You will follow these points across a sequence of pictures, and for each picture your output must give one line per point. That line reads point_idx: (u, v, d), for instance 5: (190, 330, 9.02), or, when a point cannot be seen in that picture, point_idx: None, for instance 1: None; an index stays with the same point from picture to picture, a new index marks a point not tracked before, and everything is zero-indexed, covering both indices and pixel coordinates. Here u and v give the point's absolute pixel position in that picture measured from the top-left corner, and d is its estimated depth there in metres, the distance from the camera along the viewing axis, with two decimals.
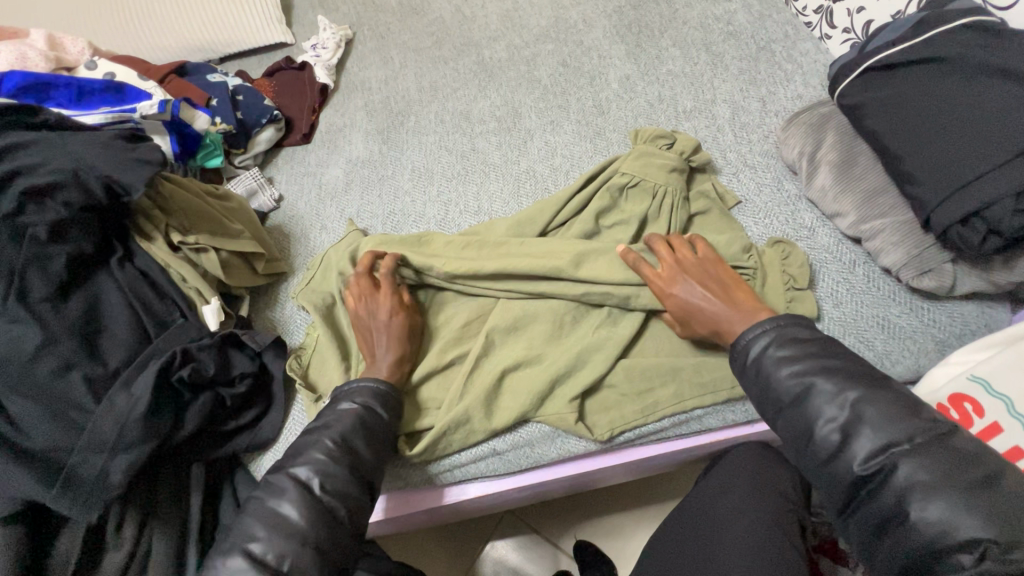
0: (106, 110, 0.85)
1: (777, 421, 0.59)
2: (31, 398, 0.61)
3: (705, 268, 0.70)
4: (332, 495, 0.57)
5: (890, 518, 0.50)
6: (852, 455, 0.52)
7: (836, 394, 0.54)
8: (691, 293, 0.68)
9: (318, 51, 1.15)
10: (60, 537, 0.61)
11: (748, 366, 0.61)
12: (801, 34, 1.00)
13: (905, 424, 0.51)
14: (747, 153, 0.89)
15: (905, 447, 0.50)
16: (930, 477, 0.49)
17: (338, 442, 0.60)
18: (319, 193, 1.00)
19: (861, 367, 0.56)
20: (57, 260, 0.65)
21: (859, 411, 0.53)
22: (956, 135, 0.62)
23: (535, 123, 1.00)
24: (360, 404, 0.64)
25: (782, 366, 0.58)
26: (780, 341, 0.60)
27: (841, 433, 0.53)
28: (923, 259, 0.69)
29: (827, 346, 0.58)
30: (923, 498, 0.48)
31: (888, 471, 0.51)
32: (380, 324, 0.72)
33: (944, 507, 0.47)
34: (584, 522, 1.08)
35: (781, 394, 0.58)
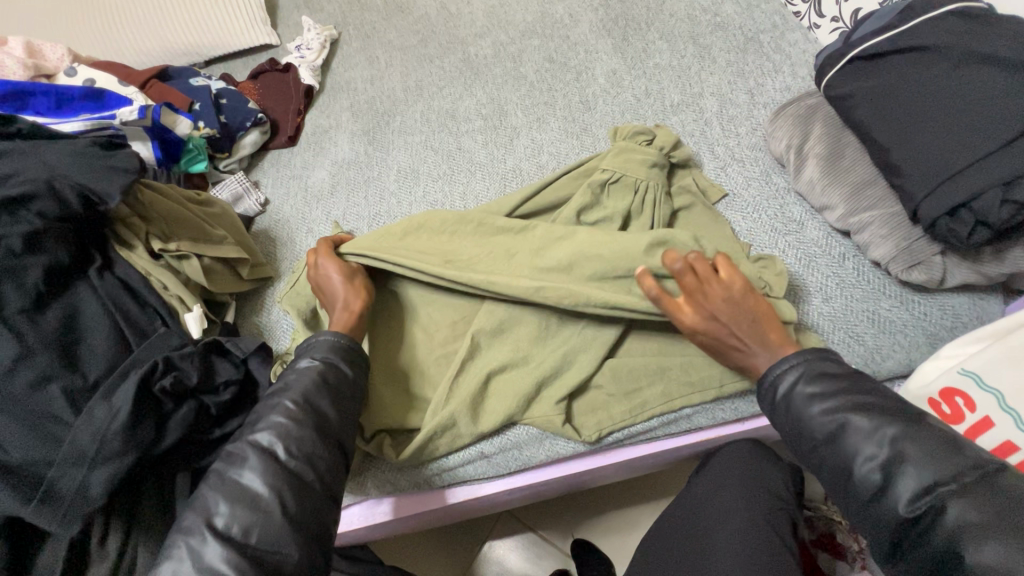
0: (85, 118, 0.83)
1: (813, 460, 0.59)
2: (9, 412, 0.60)
3: (734, 302, 0.63)
4: (304, 466, 0.57)
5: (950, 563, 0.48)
6: (895, 496, 0.52)
7: (875, 433, 0.54)
8: (720, 333, 0.64)
9: (302, 51, 1.14)
10: (44, 550, 0.60)
11: (778, 403, 0.61)
12: (789, 23, 0.98)
13: (949, 459, 0.50)
14: (734, 146, 0.88)
15: (952, 485, 0.49)
16: (983, 518, 0.47)
17: (300, 403, 0.60)
18: (305, 195, 0.99)
19: (897, 404, 0.55)
20: (33, 271, 0.65)
21: (899, 448, 0.52)
22: (943, 125, 0.61)
23: (522, 121, 0.99)
24: (321, 360, 0.64)
25: (814, 403, 0.58)
26: (810, 377, 0.59)
27: (883, 472, 0.53)
28: (912, 252, 0.67)
29: (858, 381, 0.58)
30: (976, 540, 0.46)
31: (937, 511, 0.49)
32: (319, 271, 0.74)
33: (1000, 550, 0.45)
34: (581, 522, 1.07)
35: (816, 433, 0.57)
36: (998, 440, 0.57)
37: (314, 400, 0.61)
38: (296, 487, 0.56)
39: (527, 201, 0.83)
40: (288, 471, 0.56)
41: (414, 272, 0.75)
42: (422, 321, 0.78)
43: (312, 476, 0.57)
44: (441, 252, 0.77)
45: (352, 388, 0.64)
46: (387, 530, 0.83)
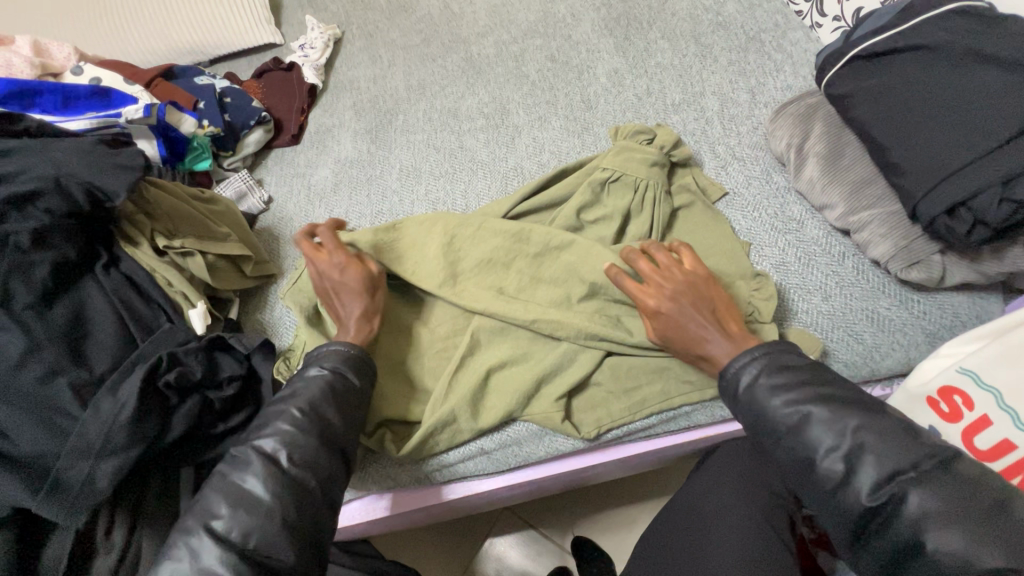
0: (91, 118, 0.84)
1: (774, 450, 0.59)
2: (17, 405, 0.61)
3: (697, 288, 0.67)
4: (305, 473, 0.58)
5: (911, 549, 0.50)
6: (857, 485, 0.53)
7: (837, 424, 0.55)
8: (684, 312, 0.65)
9: (306, 50, 1.15)
10: (50, 541, 0.61)
11: (741, 396, 0.61)
12: (791, 23, 0.99)
13: (906, 449, 0.53)
14: (735, 145, 0.88)
15: (910, 474, 0.52)
16: (942, 506, 0.49)
17: (306, 411, 0.61)
18: (308, 194, 1.00)
19: (853, 396, 0.57)
20: (41, 268, 0.65)
21: (860, 438, 0.54)
22: (942, 124, 0.61)
23: (523, 119, 0.99)
24: (331, 369, 0.65)
25: (776, 395, 0.58)
26: (771, 369, 0.60)
27: (846, 462, 0.54)
28: (911, 251, 0.68)
29: (817, 373, 0.59)
30: (937, 528, 0.49)
31: (897, 500, 0.51)
32: (335, 276, 0.71)
33: (959, 537, 0.48)
34: (581, 519, 1.08)
35: (779, 425, 0.58)
36: (996, 438, 0.58)
37: (320, 408, 0.61)
38: (296, 483, 0.56)
39: (524, 201, 0.83)
40: (290, 478, 0.57)
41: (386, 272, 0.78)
42: (424, 319, 0.79)
43: (314, 485, 0.58)
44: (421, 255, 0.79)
45: (359, 398, 0.65)
46: (389, 525, 0.84)
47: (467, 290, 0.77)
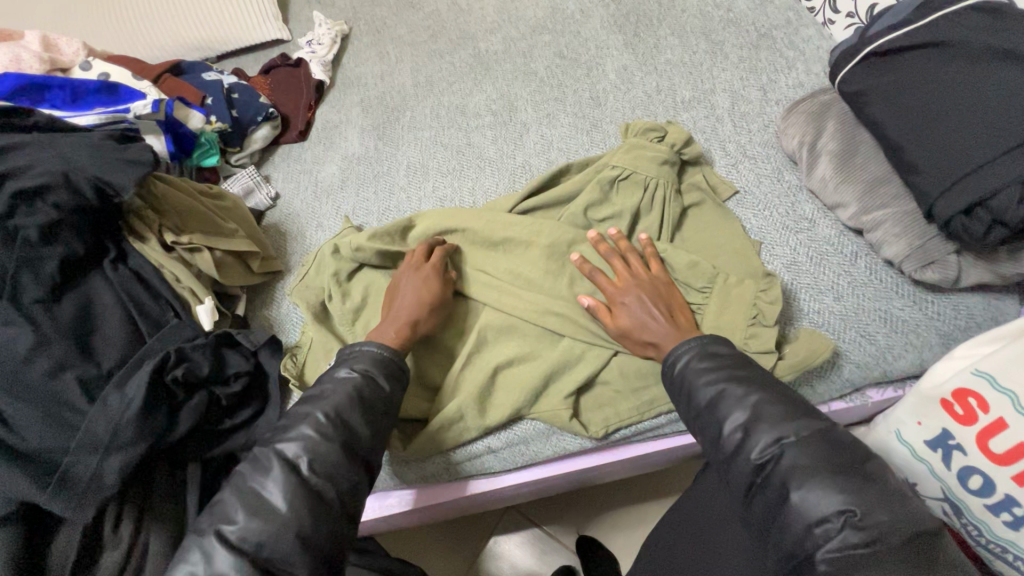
0: (100, 111, 0.85)
1: (693, 425, 0.61)
2: (25, 399, 0.61)
3: (657, 288, 0.70)
4: (325, 483, 0.57)
5: (778, 504, 0.51)
6: (749, 449, 0.54)
7: (742, 397, 0.56)
8: (640, 304, 0.68)
9: (313, 47, 1.15)
10: (58, 534, 0.61)
11: (674, 380, 0.63)
12: (803, 20, 0.97)
13: (798, 418, 0.54)
14: (746, 143, 0.87)
15: (792, 438, 0.52)
16: (811, 462, 0.50)
17: (329, 416, 0.60)
18: (316, 190, 0.99)
19: (768, 378, 0.59)
20: (49, 262, 0.65)
21: (758, 409, 0.55)
22: (960, 122, 0.60)
23: (531, 116, 0.98)
24: (360, 373, 0.64)
25: (701, 375, 0.60)
26: (702, 355, 0.62)
27: (743, 431, 0.55)
28: (927, 250, 0.67)
29: (743, 360, 0.61)
30: (806, 481, 0.50)
31: (775, 461, 0.52)
32: (414, 285, 0.74)
33: (817, 488, 0.49)
34: (587, 518, 1.07)
35: (697, 400, 0.59)
36: (1011, 442, 0.57)
37: (346, 417, 0.60)
38: (303, 479, 0.56)
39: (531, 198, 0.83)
40: (308, 488, 0.56)
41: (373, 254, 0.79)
42: None
43: (332, 494, 0.57)
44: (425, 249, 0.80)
45: (384, 404, 0.64)
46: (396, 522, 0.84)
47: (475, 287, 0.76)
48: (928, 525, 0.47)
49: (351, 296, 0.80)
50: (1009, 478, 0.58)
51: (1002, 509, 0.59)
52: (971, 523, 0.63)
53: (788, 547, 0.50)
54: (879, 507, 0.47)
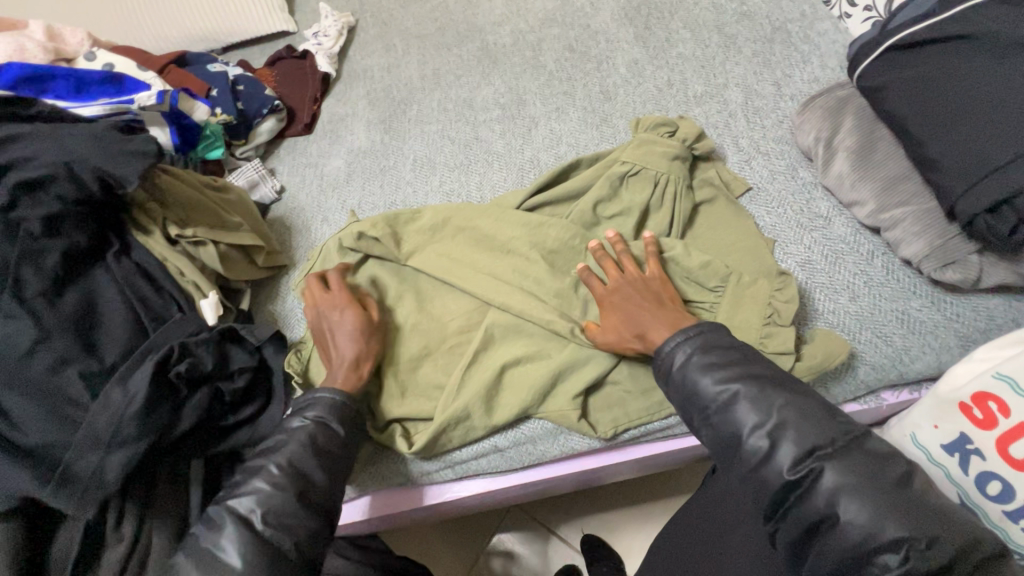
0: (105, 101, 0.83)
1: (701, 427, 0.57)
2: (27, 394, 0.60)
3: (649, 285, 0.68)
4: (281, 534, 0.55)
5: (819, 526, 0.48)
6: (778, 461, 0.50)
7: (763, 401, 0.53)
8: (626, 302, 0.67)
9: (319, 39, 1.13)
10: (60, 531, 0.61)
11: (673, 375, 0.59)
12: (819, 13, 0.95)
13: (828, 426, 0.50)
14: (760, 139, 0.85)
15: (826, 449, 0.49)
16: (855, 480, 0.47)
17: (283, 465, 0.58)
18: (321, 184, 0.98)
19: (780, 375, 0.55)
20: (52, 255, 0.64)
21: (784, 416, 0.51)
22: (987, 118, 0.58)
23: (540, 110, 0.97)
24: (314, 421, 0.62)
25: (708, 373, 0.56)
26: (704, 349, 0.58)
27: (769, 440, 0.51)
28: (947, 250, 0.65)
29: (749, 354, 0.57)
30: (850, 501, 0.46)
31: (814, 477, 0.49)
32: (337, 323, 0.71)
33: (868, 510, 0.46)
34: (592, 518, 1.06)
35: (706, 400, 0.55)
36: None
37: (302, 466, 0.59)
38: None
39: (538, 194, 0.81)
40: (263, 541, 0.54)
41: (371, 241, 0.79)
42: (438, 313, 0.78)
43: (291, 544, 0.55)
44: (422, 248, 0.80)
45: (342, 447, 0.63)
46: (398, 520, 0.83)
47: (482, 283, 0.75)
48: (985, 547, 0.45)
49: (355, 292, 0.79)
50: None
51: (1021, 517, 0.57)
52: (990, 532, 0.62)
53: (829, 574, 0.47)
54: (934, 530, 0.44)
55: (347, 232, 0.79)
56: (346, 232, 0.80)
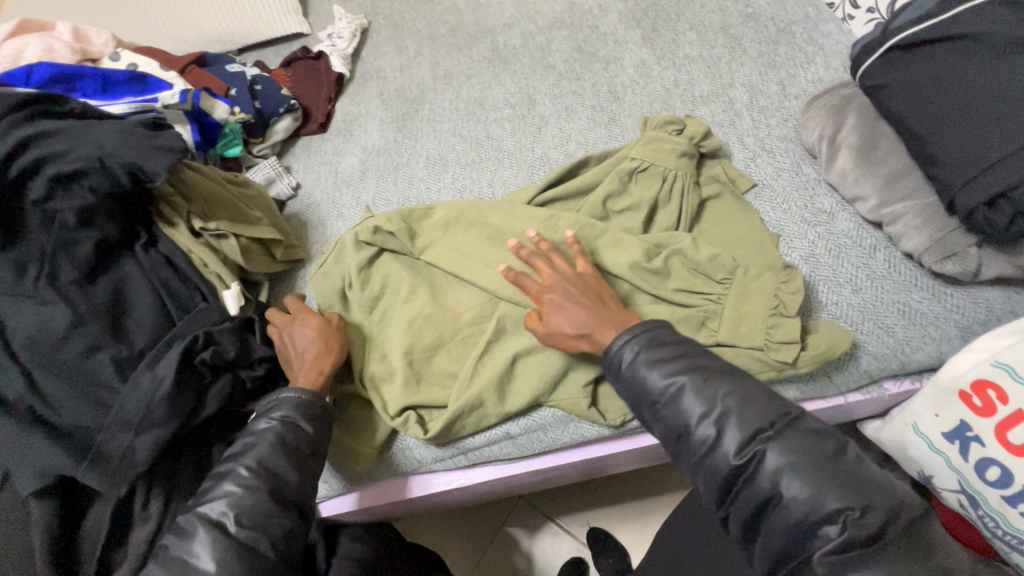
0: (129, 101, 0.86)
1: (653, 421, 0.60)
2: (63, 378, 0.64)
3: (585, 283, 0.69)
4: (256, 535, 0.57)
5: (767, 503, 0.52)
6: (726, 447, 0.54)
7: (709, 392, 0.56)
8: (568, 304, 0.67)
9: (334, 40, 1.16)
10: (92, 508, 0.64)
11: (622, 373, 0.61)
12: (822, 15, 0.97)
13: (767, 409, 0.55)
14: (765, 137, 0.87)
15: (768, 431, 0.53)
16: (795, 458, 0.52)
17: (253, 468, 0.60)
18: (336, 181, 1.01)
19: (722, 365, 0.59)
20: (84, 245, 0.67)
21: (729, 404, 0.55)
22: (985, 114, 0.61)
23: (549, 110, 0.99)
24: (281, 422, 0.63)
25: (656, 369, 0.59)
26: (650, 345, 0.60)
27: (715, 427, 0.55)
28: (947, 243, 0.67)
29: (692, 347, 0.60)
30: (792, 479, 0.51)
31: (758, 459, 0.53)
32: (295, 330, 0.72)
33: (808, 485, 0.50)
34: (599, 510, 1.08)
35: (656, 394, 0.59)
36: None
37: (272, 466, 0.60)
38: None
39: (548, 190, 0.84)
40: (239, 543, 0.56)
41: (384, 234, 0.81)
42: (451, 304, 0.80)
43: (266, 544, 0.58)
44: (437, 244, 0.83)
45: (311, 445, 0.64)
46: (411, 507, 0.86)
47: (495, 275, 0.78)
48: (909, 505, 0.50)
49: (370, 284, 0.81)
50: None
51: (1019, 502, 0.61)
52: (988, 514, 0.66)
53: (781, 548, 0.52)
54: (867, 496, 0.50)
55: (364, 225, 0.82)
56: (362, 224, 0.82)
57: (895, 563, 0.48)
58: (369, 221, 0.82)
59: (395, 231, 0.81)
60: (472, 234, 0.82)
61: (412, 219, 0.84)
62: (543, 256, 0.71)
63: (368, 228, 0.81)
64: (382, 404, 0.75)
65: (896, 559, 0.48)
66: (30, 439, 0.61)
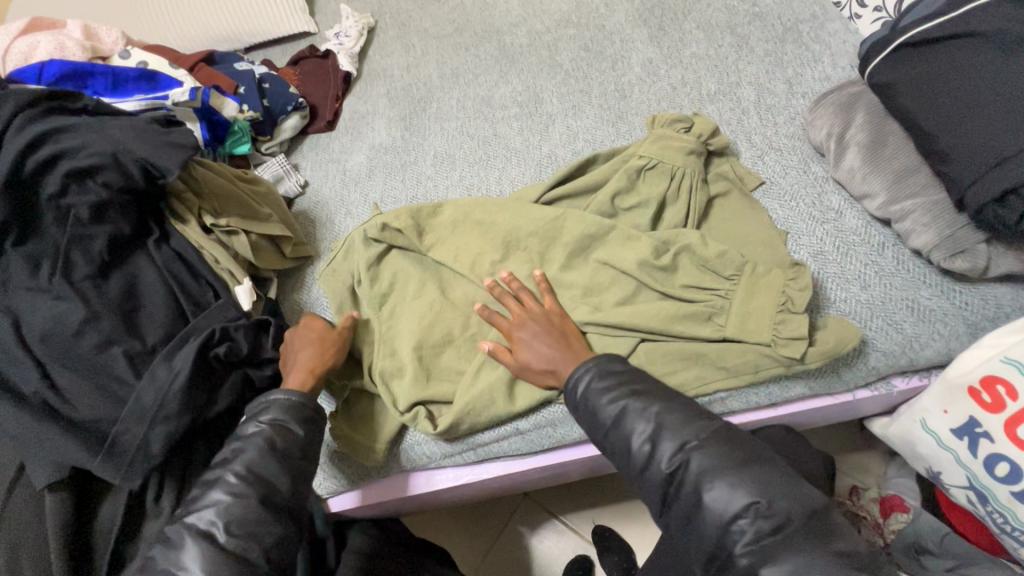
0: (140, 98, 0.87)
1: (604, 447, 0.64)
2: (78, 371, 0.64)
3: (551, 321, 0.72)
4: (246, 543, 0.55)
5: (694, 507, 0.56)
6: (658, 459, 0.58)
7: (644, 410, 0.61)
8: (536, 343, 0.70)
9: (341, 39, 1.17)
10: (106, 501, 0.64)
11: (576, 402, 0.65)
12: (829, 14, 0.98)
13: (695, 424, 0.59)
14: (772, 135, 0.88)
15: (694, 442, 0.58)
16: (713, 463, 0.56)
17: (242, 474, 0.58)
18: (344, 178, 1.01)
19: (660, 387, 0.63)
20: (98, 241, 0.68)
21: (660, 420, 0.59)
22: (994, 111, 0.61)
23: (557, 108, 1.00)
24: (270, 426, 0.62)
25: (601, 394, 0.63)
26: (600, 375, 0.64)
27: (650, 442, 0.59)
28: (956, 240, 0.67)
29: (637, 373, 0.65)
30: (711, 482, 0.55)
31: (684, 466, 0.57)
32: (300, 336, 0.72)
33: (724, 486, 0.55)
34: (604, 508, 1.08)
35: (603, 418, 0.62)
36: None
37: (261, 471, 0.59)
38: None
39: (555, 188, 0.84)
40: (228, 553, 0.54)
41: (392, 232, 0.82)
42: (461, 301, 0.80)
43: (258, 552, 0.55)
44: (447, 242, 0.83)
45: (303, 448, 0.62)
46: (420, 503, 0.86)
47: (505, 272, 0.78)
48: (818, 501, 0.54)
49: (379, 281, 0.82)
50: None
51: None
52: (997, 512, 0.67)
53: (709, 547, 0.55)
54: (779, 492, 0.54)
55: (370, 223, 0.82)
56: (369, 223, 0.83)
57: (805, 551, 0.51)
58: (376, 220, 0.83)
59: (403, 229, 0.81)
60: (481, 231, 0.83)
61: (421, 216, 0.84)
62: (512, 294, 0.74)
63: (375, 227, 0.82)
64: (392, 399, 0.75)
65: (803, 547, 0.51)
66: (46, 432, 0.61)
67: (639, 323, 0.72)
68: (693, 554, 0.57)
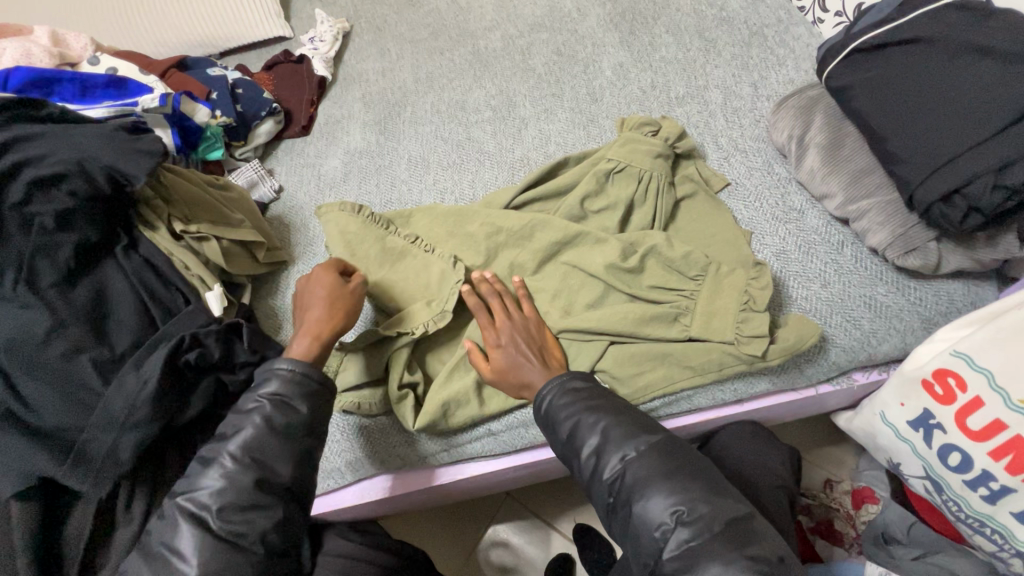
0: (108, 105, 0.85)
1: (564, 460, 0.66)
2: (43, 381, 0.63)
3: (529, 328, 0.73)
4: (198, 533, 0.54)
5: (627, 516, 0.58)
6: (602, 469, 0.60)
7: (594, 423, 0.62)
8: (513, 349, 0.71)
9: (316, 44, 1.17)
10: (73, 512, 0.64)
11: (539, 417, 0.67)
12: (794, 19, 1.00)
13: (639, 436, 0.60)
14: (738, 137, 0.90)
15: (633, 454, 0.59)
16: (648, 472, 0.57)
17: (238, 454, 0.56)
18: (319, 183, 1.02)
19: (617, 402, 0.64)
20: (64, 248, 0.68)
21: (606, 433, 0.61)
22: (939, 114, 0.63)
23: (529, 112, 1.01)
24: (271, 401, 0.59)
25: (557, 409, 0.65)
26: (559, 392, 0.65)
27: (596, 454, 0.61)
28: (908, 238, 0.69)
29: (597, 389, 0.66)
30: (644, 491, 0.57)
31: (621, 477, 0.59)
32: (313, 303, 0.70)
33: (655, 494, 0.56)
34: (584, 506, 1.10)
35: (560, 432, 0.64)
36: (988, 418, 0.61)
37: (258, 453, 0.57)
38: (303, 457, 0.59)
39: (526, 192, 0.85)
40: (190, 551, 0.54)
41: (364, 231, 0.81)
42: None
43: (256, 537, 0.55)
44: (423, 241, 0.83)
45: (306, 424, 0.60)
46: (395, 505, 0.87)
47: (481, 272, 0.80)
48: (739, 510, 0.55)
49: None
50: (984, 453, 0.63)
51: (979, 484, 0.64)
52: (952, 499, 0.70)
53: (641, 555, 0.57)
54: (701, 501, 0.55)
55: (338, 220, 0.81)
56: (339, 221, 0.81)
57: (719, 559, 0.52)
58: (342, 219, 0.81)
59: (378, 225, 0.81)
60: (454, 233, 0.83)
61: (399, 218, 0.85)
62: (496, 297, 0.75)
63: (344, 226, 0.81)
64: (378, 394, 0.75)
65: (717, 556, 0.52)
66: (9, 442, 0.61)
67: (606, 327, 0.73)
68: (630, 565, 0.58)
